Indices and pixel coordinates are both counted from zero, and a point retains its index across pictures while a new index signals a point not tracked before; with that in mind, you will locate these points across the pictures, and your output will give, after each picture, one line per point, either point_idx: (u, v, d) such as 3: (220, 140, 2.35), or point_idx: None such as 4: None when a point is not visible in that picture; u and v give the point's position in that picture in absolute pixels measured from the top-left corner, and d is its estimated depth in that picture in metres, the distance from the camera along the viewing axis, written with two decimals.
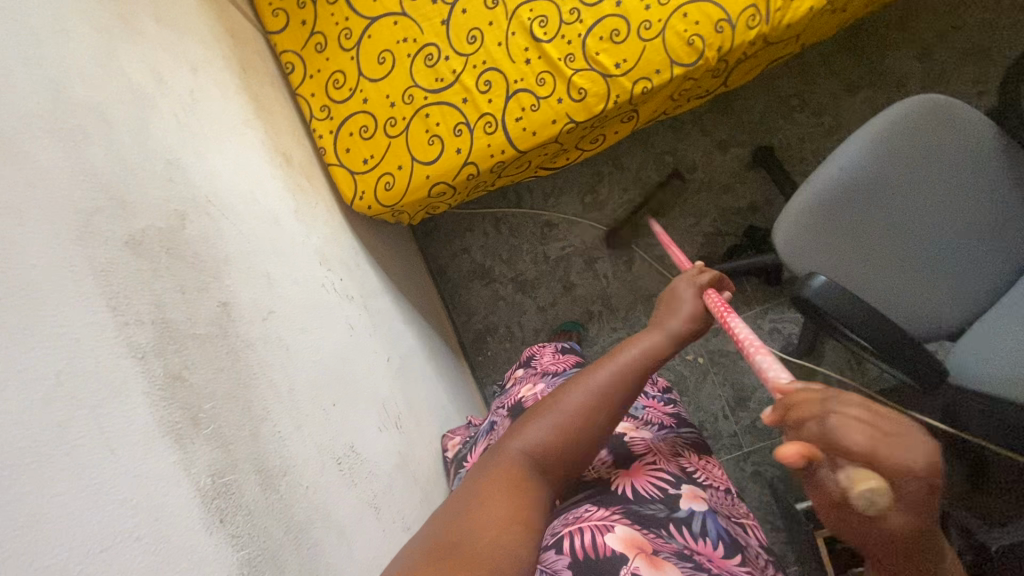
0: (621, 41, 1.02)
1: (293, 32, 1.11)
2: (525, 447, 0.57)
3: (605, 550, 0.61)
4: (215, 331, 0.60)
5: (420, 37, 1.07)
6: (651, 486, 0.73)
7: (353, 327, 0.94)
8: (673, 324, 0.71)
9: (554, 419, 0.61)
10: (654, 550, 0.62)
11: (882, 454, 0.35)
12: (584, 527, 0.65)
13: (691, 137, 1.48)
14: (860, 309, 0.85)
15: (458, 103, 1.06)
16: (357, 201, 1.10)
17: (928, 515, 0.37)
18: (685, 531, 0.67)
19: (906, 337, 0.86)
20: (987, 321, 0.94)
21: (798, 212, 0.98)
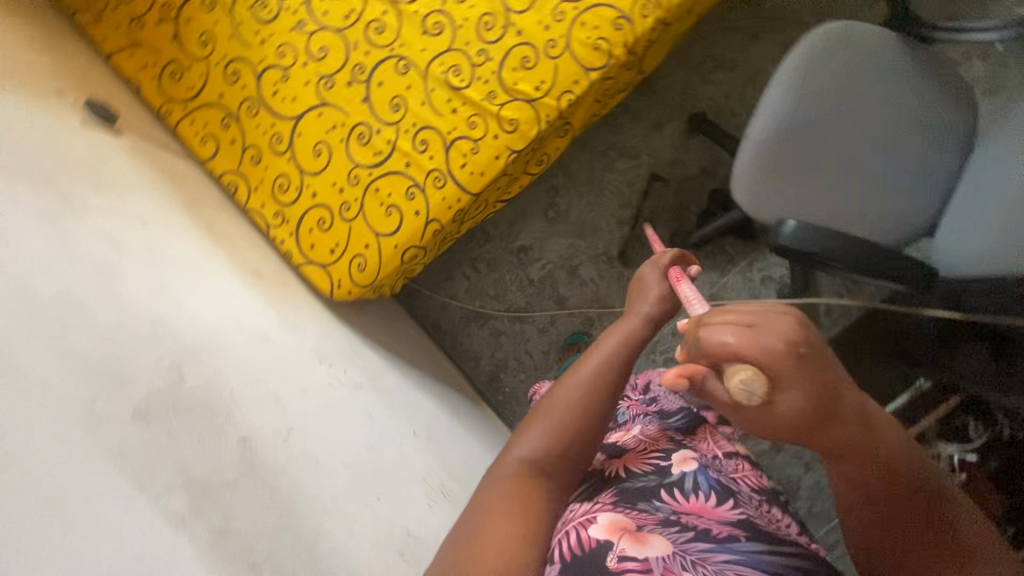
0: (533, 66, 1.06)
1: (225, 152, 1.12)
2: (521, 452, 0.61)
3: (591, 541, 0.57)
4: (245, 471, 0.62)
5: (347, 119, 1.09)
6: (643, 464, 0.72)
7: (372, 413, 0.94)
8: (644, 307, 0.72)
9: (544, 428, 0.63)
10: (638, 526, 0.58)
11: (761, 342, 0.43)
12: (568, 530, 0.60)
13: (626, 126, 1.53)
14: (835, 240, 0.87)
15: (403, 169, 1.08)
16: (336, 290, 1.10)
17: (811, 386, 0.43)
18: (677, 492, 0.65)
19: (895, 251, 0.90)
20: (958, 208, 0.96)
21: (749, 168, 1.02)
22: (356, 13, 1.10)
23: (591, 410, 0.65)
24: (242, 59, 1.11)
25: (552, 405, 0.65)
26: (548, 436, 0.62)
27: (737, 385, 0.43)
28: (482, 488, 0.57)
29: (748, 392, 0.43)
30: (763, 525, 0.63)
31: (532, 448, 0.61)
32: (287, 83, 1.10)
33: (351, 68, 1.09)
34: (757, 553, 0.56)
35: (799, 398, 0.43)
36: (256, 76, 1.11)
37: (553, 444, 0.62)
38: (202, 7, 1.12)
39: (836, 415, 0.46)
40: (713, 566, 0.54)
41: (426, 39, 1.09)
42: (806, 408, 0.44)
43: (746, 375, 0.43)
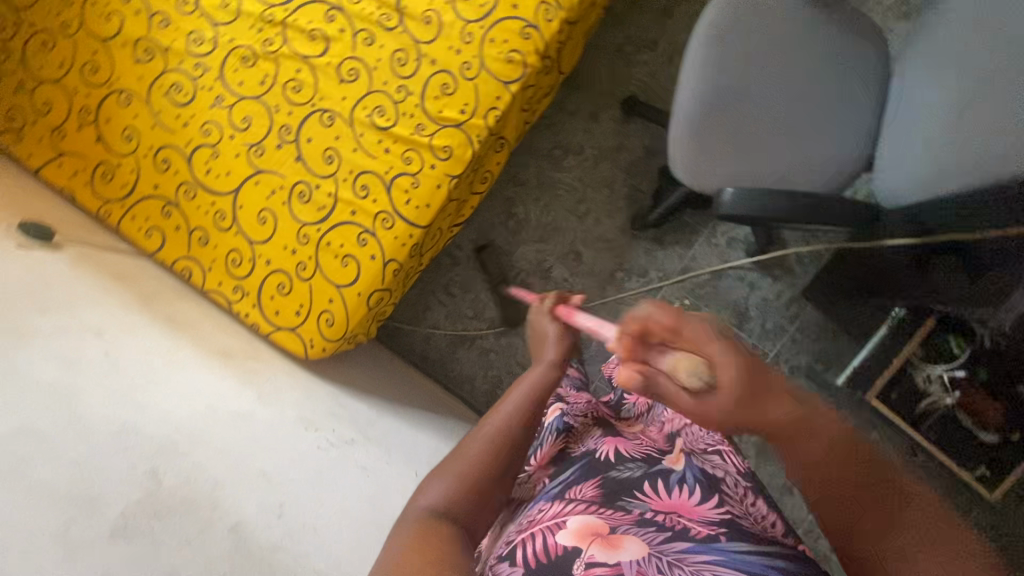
0: (454, 91, 1.07)
1: (172, 241, 1.11)
2: (428, 503, 0.63)
3: (558, 548, 0.60)
4: (236, 559, 0.66)
5: (285, 182, 1.10)
6: (632, 448, 0.79)
7: (368, 466, 0.92)
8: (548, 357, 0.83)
9: (447, 477, 0.67)
10: (611, 530, 0.62)
11: (682, 329, 0.52)
12: (535, 533, 0.64)
13: (565, 123, 1.55)
14: (777, 199, 0.88)
15: (350, 218, 1.09)
16: (311, 350, 1.10)
17: (744, 364, 0.51)
18: (660, 487, 0.71)
19: (831, 199, 0.89)
20: (891, 138, 0.98)
21: (683, 145, 1.05)
22: (271, 77, 1.10)
23: (495, 458, 0.69)
24: (169, 145, 1.11)
25: (459, 457, 0.69)
26: (454, 485, 0.66)
27: (682, 373, 0.51)
28: (387, 544, 0.59)
29: (690, 374, 0.51)
30: (747, 525, 0.67)
31: (438, 496, 0.64)
32: (218, 159, 1.10)
33: (278, 132, 1.10)
34: (736, 553, 0.60)
35: (733, 376, 0.50)
36: (186, 159, 1.11)
37: (457, 489, 0.65)
38: (119, 103, 1.12)
39: (766, 392, 0.51)
40: (690, 566, 0.57)
41: (345, 87, 1.09)
42: (738, 385, 0.50)
43: (688, 360, 0.51)
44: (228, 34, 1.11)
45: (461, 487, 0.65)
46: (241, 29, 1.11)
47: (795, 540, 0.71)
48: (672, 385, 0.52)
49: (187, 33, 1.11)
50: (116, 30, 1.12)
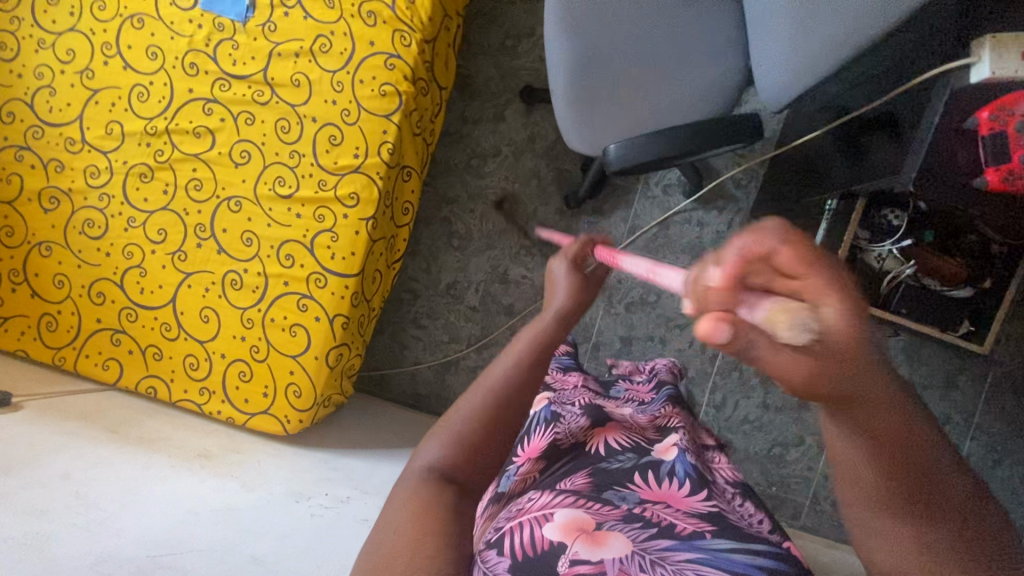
0: (342, 139, 1.10)
1: (129, 366, 1.14)
2: (425, 467, 0.53)
3: (545, 542, 0.57)
4: None
5: (215, 275, 1.12)
6: (621, 438, 0.80)
7: (368, 517, 0.94)
8: (558, 301, 0.70)
9: (445, 439, 0.55)
10: (597, 525, 0.59)
11: (781, 260, 0.28)
12: (522, 522, 0.61)
13: (474, 132, 1.57)
14: (675, 132, 0.86)
15: (285, 289, 1.11)
16: (289, 426, 1.12)
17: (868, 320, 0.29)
18: (651, 477, 0.71)
19: (741, 117, 0.88)
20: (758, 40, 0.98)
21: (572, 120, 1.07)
22: (171, 184, 1.14)
23: (502, 412, 0.56)
24: (99, 278, 1.14)
25: (456, 410, 0.56)
26: (453, 444, 0.54)
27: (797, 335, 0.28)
28: (386, 511, 0.51)
29: (799, 330, 0.28)
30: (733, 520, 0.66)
31: (437, 460, 0.53)
32: (148, 276, 1.14)
33: (194, 232, 1.13)
34: (721, 550, 0.57)
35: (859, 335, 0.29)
36: (118, 286, 1.14)
37: (457, 452, 0.54)
38: (42, 255, 1.15)
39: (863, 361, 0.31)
40: (672, 564, 0.55)
41: (240, 170, 1.12)
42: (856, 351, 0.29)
43: (789, 309, 0.28)
44: (121, 157, 1.15)
45: (461, 450, 0.54)
46: (131, 149, 1.15)
47: (783, 539, 0.69)
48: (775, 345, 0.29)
49: (84, 169, 1.15)
50: (20, 189, 1.16)
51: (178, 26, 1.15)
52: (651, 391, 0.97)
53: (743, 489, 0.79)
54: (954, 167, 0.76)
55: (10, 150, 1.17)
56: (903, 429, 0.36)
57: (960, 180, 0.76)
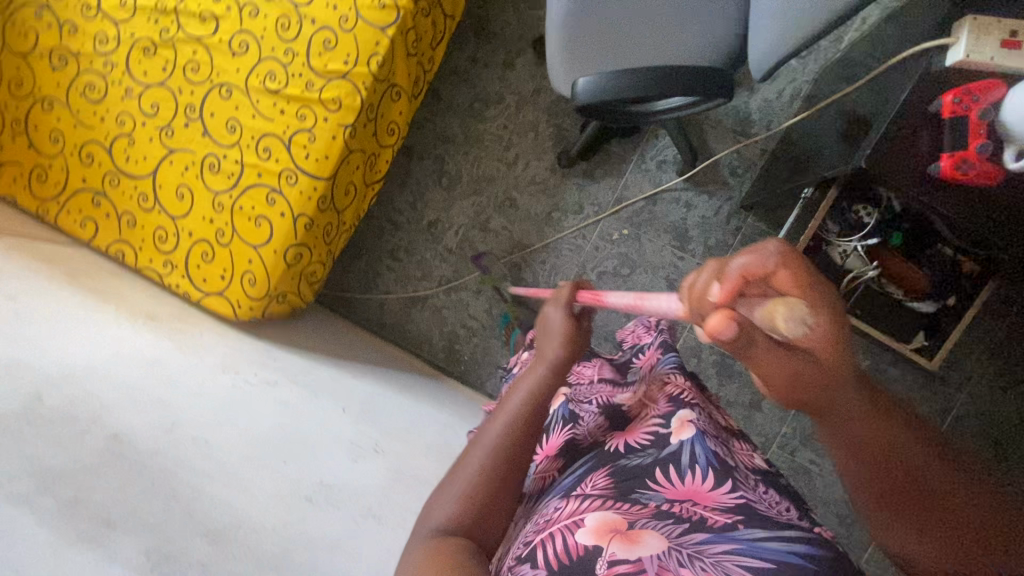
0: (336, 45, 1.12)
1: (104, 227, 1.21)
2: (437, 526, 0.56)
3: (578, 549, 0.53)
4: (110, 458, 0.70)
5: (195, 157, 1.17)
6: (643, 436, 0.71)
7: (287, 401, 0.98)
8: (552, 352, 0.70)
9: (453, 500, 0.58)
10: (630, 524, 0.55)
11: (775, 277, 0.41)
12: (554, 533, 0.57)
13: (481, 76, 1.57)
14: (643, 72, 0.87)
15: (257, 180, 1.15)
16: (240, 310, 1.17)
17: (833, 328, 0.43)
18: (672, 474, 0.63)
19: (715, 70, 0.88)
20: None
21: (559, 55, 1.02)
22: (171, 63, 1.18)
23: (503, 475, 0.60)
24: (91, 140, 1.20)
25: (459, 470, 0.61)
26: (462, 506, 0.57)
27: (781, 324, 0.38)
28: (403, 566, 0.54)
29: (795, 323, 0.38)
30: (763, 511, 0.58)
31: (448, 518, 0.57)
32: (135, 147, 1.19)
33: (183, 111, 1.17)
34: (754, 539, 0.52)
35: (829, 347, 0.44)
36: (107, 151, 1.20)
37: (467, 512, 0.57)
38: (44, 109, 1.21)
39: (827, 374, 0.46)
40: (710, 557, 0.50)
41: (236, 60, 1.16)
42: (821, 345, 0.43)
43: (789, 304, 0.38)
44: (129, 30, 1.20)
45: (471, 512, 0.57)
46: (141, 23, 1.19)
47: (817, 526, 0.61)
48: (764, 338, 0.41)
49: (94, 35, 1.21)
50: (34, 43, 1.22)
51: None
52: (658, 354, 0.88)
53: (767, 474, 0.70)
54: (914, 149, 0.74)
55: (32, 6, 1.22)
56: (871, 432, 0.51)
57: (915, 164, 0.75)
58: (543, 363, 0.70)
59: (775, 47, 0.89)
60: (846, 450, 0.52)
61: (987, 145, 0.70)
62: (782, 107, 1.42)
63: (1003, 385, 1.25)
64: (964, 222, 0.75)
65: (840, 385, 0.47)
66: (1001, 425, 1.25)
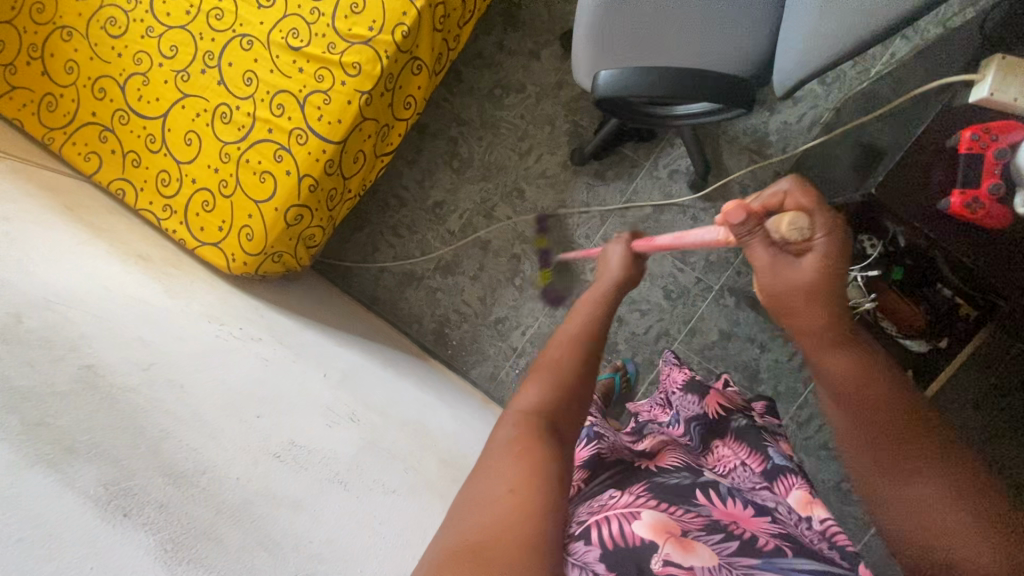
0: (363, 10, 1.11)
1: (108, 163, 1.20)
2: (521, 410, 0.61)
3: (635, 538, 0.53)
4: (81, 387, 0.68)
5: (208, 104, 1.16)
6: (674, 461, 0.71)
7: (268, 359, 0.97)
8: (612, 274, 0.83)
9: (543, 382, 0.65)
10: (683, 530, 0.54)
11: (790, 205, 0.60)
12: (609, 516, 0.56)
13: (505, 63, 1.56)
14: (665, 72, 0.86)
15: (266, 135, 1.14)
16: (232, 264, 1.17)
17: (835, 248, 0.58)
18: (713, 494, 0.62)
19: (738, 79, 0.88)
20: (791, 14, 0.93)
21: (589, 59, 1.01)
22: (196, 7, 1.17)
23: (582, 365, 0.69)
24: (105, 74, 1.19)
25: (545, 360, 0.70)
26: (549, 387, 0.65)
27: (789, 226, 0.58)
28: (494, 438, 0.58)
29: (796, 231, 0.58)
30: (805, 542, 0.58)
31: (532, 403, 0.62)
32: (149, 87, 1.18)
33: (202, 57, 1.16)
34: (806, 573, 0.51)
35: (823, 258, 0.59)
36: (120, 88, 1.19)
37: (555, 393, 0.64)
38: (62, 38, 1.20)
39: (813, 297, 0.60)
40: None
41: (261, 13, 1.15)
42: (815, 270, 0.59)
43: (793, 216, 0.57)
44: None
45: (559, 393, 0.65)
46: None
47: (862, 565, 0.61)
48: (766, 239, 0.61)
49: None
50: None
51: None
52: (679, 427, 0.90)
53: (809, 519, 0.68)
54: (925, 183, 0.74)
55: None
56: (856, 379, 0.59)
57: (925, 200, 0.74)
58: (599, 286, 0.82)
59: (801, 65, 0.89)
60: (835, 396, 0.60)
61: (999, 185, 0.70)
62: (801, 132, 1.42)
63: None
64: (984, 271, 0.74)
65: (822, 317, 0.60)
66: None
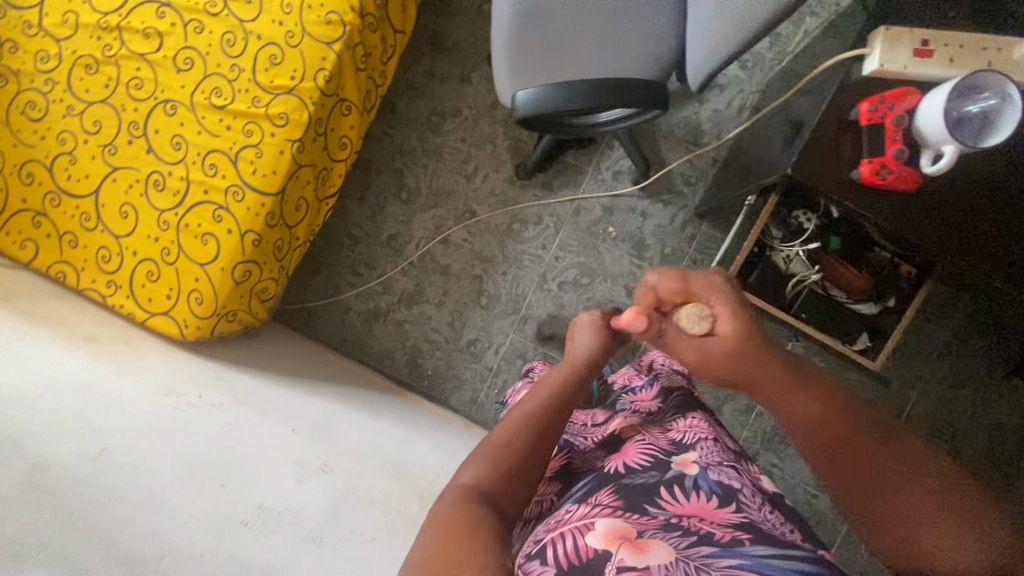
0: (282, 61, 1.12)
1: (44, 248, 1.17)
2: (466, 483, 0.60)
3: (589, 551, 0.53)
4: (24, 488, 0.69)
5: (140, 174, 1.15)
6: (641, 458, 0.70)
7: (231, 423, 0.95)
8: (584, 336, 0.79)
9: (488, 462, 0.62)
10: (638, 533, 0.54)
11: (691, 287, 0.65)
12: (564, 532, 0.57)
13: (438, 90, 1.58)
14: (577, 85, 0.88)
15: (203, 197, 1.13)
16: (186, 331, 1.15)
17: (734, 318, 0.63)
18: (677, 491, 0.62)
19: (648, 82, 0.90)
20: (691, 12, 0.97)
21: (509, 79, 1.03)
22: (114, 79, 1.16)
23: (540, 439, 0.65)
24: (30, 159, 1.17)
25: (498, 432, 0.65)
26: (493, 465, 0.61)
27: (689, 316, 0.64)
28: (431, 516, 0.56)
29: (695, 320, 0.64)
30: (767, 530, 0.58)
31: (478, 480, 0.60)
32: (76, 165, 1.16)
33: (127, 129, 1.15)
34: (763, 558, 0.51)
35: (728, 321, 0.63)
36: (48, 171, 1.17)
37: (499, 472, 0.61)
38: None
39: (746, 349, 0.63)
40: (719, 571, 0.50)
41: (181, 76, 1.15)
42: (729, 331, 0.63)
43: (691, 309, 0.64)
44: (71, 47, 1.18)
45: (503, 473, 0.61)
46: (83, 39, 1.18)
47: (820, 549, 0.61)
48: (676, 331, 0.65)
49: (35, 52, 1.18)
50: None
51: None
52: (656, 400, 0.88)
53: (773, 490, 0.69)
54: (837, 157, 0.77)
55: None
56: (812, 411, 0.61)
57: (838, 172, 0.77)
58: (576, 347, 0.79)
59: (706, 60, 0.92)
60: (808, 439, 0.61)
61: (903, 150, 0.73)
62: (732, 117, 1.46)
63: (952, 383, 1.28)
64: (903, 232, 0.77)
65: (764, 360, 0.63)
66: (953, 419, 1.28)
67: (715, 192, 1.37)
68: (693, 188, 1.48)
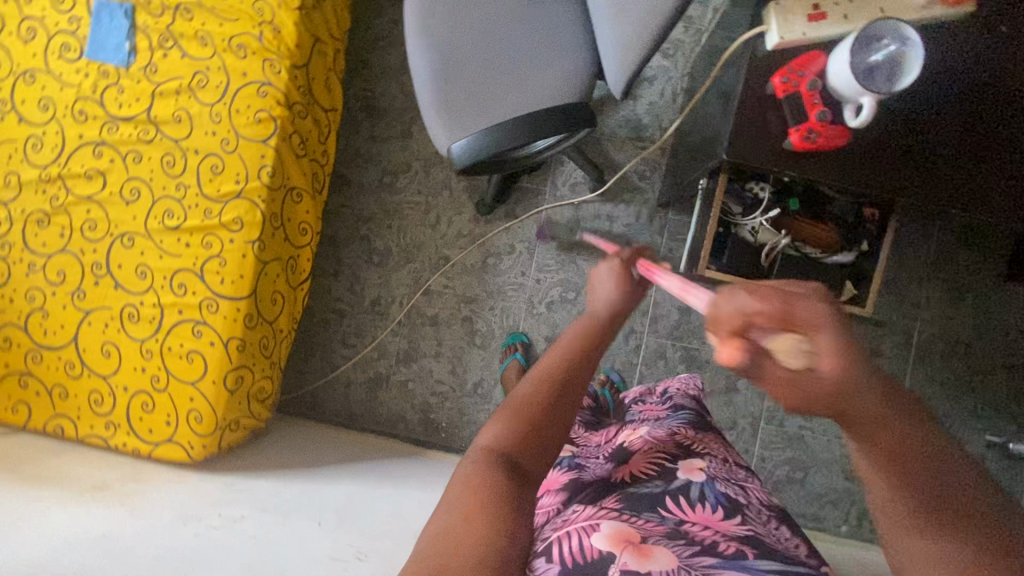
0: (224, 169, 1.14)
1: (36, 407, 1.17)
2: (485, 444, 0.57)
3: (593, 551, 0.55)
4: None
5: (114, 310, 1.16)
6: (647, 467, 0.70)
7: (256, 534, 0.94)
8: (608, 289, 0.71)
9: (507, 424, 0.58)
10: (643, 537, 0.55)
11: (796, 311, 0.36)
12: (570, 531, 0.58)
13: (383, 151, 1.61)
14: (505, 125, 0.91)
15: (179, 317, 1.14)
16: (193, 452, 1.14)
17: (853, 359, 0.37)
18: (682, 501, 0.63)
19: (572, 105, 0.93)
20: (596, 29, 1.00)
21: (444, 133, 1.05)
22: (67, 227, 1.18)
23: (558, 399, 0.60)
24: (4, 324, 1.18)
25: (516, 394, 0.61)
26: (510, 428, 0.58)
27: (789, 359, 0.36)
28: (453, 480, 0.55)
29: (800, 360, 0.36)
30: (771, 543, 0.59)
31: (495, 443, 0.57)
32: (50, 318, 1.17)
33: (91, 270, 1.17)
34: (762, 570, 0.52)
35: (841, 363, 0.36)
36: (24, 330, 1.18)
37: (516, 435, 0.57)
38: None
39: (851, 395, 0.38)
40: None
41: (131, 207, 1.17)
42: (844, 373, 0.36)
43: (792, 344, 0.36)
44: (19, 206, 1.20)
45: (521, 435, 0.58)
46: (29, 196, 1.20)
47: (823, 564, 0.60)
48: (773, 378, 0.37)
49: None
50: None
51: (66, 77, 1.21)
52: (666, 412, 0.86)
53: (779, 512, 0.68)
54: (767, 131, 0.79)
55: None
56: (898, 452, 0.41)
57: (771, 144, 0.79)
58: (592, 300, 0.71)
59: (621, 70, 0.95)
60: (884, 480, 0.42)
61: (824, 111, 0.75)
62: (668, 105, 1.50)
63: (949, 304, 1.29)
64: (839, 183, 0.79)
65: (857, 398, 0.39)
66: (959, 339, 1.28)
67: (671, 180, 1.39)
68: (650, 181, 1.50)
